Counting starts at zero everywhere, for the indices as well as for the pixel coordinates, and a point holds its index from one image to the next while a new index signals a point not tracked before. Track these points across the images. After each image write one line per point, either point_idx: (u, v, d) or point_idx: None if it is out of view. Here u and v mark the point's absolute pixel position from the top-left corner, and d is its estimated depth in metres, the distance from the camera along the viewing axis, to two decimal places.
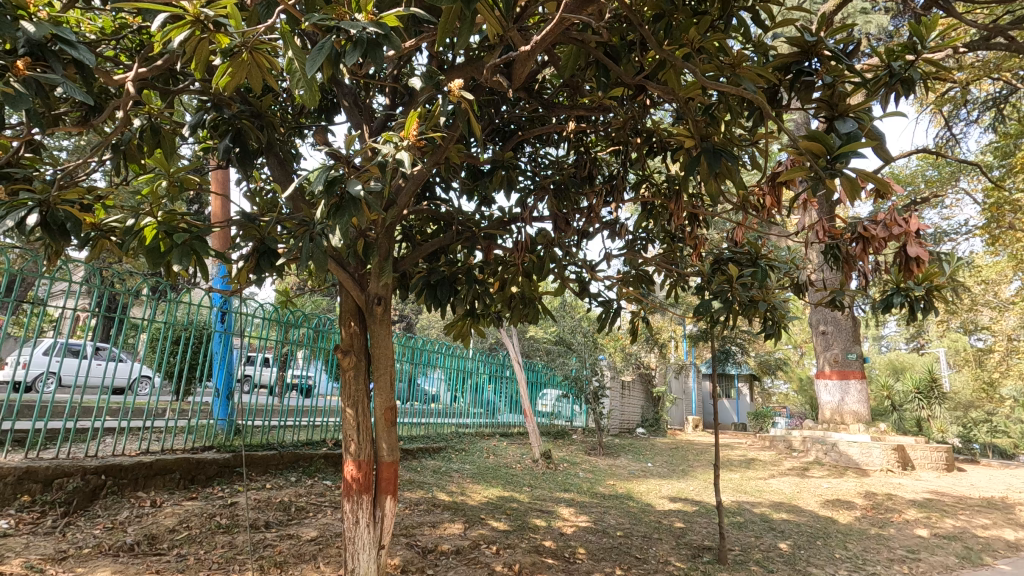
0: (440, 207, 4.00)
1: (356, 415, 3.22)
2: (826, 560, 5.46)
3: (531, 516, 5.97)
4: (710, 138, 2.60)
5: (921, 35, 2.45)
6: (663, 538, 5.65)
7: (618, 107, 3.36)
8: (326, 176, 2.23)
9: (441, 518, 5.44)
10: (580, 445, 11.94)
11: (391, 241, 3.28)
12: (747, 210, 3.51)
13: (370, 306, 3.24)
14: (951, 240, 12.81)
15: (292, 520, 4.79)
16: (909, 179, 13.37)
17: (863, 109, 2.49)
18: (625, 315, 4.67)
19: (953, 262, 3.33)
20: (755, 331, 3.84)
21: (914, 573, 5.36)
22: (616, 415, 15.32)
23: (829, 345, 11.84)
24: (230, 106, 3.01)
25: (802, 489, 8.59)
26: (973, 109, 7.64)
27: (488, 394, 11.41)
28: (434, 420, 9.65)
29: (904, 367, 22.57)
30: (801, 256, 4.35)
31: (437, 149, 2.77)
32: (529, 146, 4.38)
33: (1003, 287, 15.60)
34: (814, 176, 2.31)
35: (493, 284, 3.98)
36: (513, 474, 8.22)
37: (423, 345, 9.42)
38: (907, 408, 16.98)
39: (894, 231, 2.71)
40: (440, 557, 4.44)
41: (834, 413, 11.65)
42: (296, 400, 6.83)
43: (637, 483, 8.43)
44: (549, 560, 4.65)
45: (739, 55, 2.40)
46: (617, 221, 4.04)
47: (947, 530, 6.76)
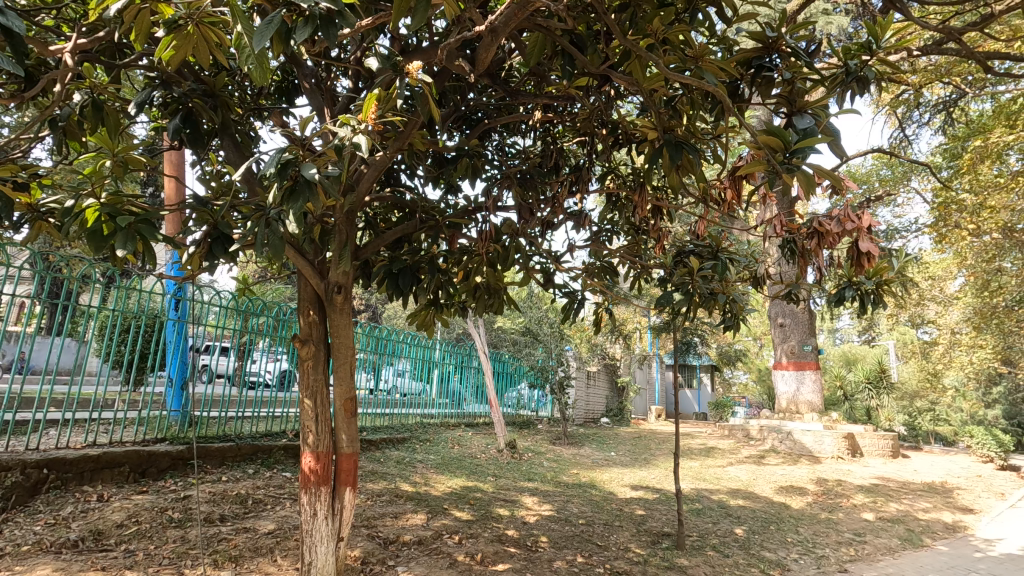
0: (404, 194, 3.93)
1: (315, 405, 3.13)
2: (778, 545, 5.65)
3: (495, 506, 5.99)
4: (672, 132, 2.59)
5: (876, 35, 2.51)
6: (624, 526, 5.75)
7: (584, 97, 3.33)
8: (277, 158, 2.13)
9: (403, 509, 5.41)
10: (545, 435, 12.05)
11: (352, 227, 3.17)
12: (709, 203, 3.55)
13: (329, 295, 3.15)
14: (902, 237, 13.36)
15: (249, 513, 4.68)
16: (864, 177, 13.85)
17: (819, 105, 2.53)
18: (590, 305, 4.70)
19: (902, 257, 3.43)
20: (714, 322, 3.90)
21: (859, 555, 5.61)
22: (581, 405, 15.51)
23: (786, 337, 12.19)
24: (180, 83, 2.83)
25: (757, 476, 8.89)
26: (925, 112, 7.93)
27: (454, 384, 11.38)
28: (399, 410, 9.56)
29: (856, 359, 23.53)
30: (762, 251, 4.44)
31: (400, 135, 2.70)
32: (496, 135, 4.35)
33: (947, 282, 16.37)
34: (772, 171, 2.33)
35: (457, 274, 3.92)
36: (477, 463, 8.23)
37: (388, 335, 9.29)
38: (857, 398, 17.75)
39: (847, 226, 2.80)
40: (402, 548, 4.41)
41: (789, 403, 12.04)
42: (255, 391, 6.64)
43: (599, 472, 8.57)
44: (511, 549, 4.67)
45: (701, 47, 2.39)
46: (582, 212, 4.04)
47: (891, 513, 7.09)
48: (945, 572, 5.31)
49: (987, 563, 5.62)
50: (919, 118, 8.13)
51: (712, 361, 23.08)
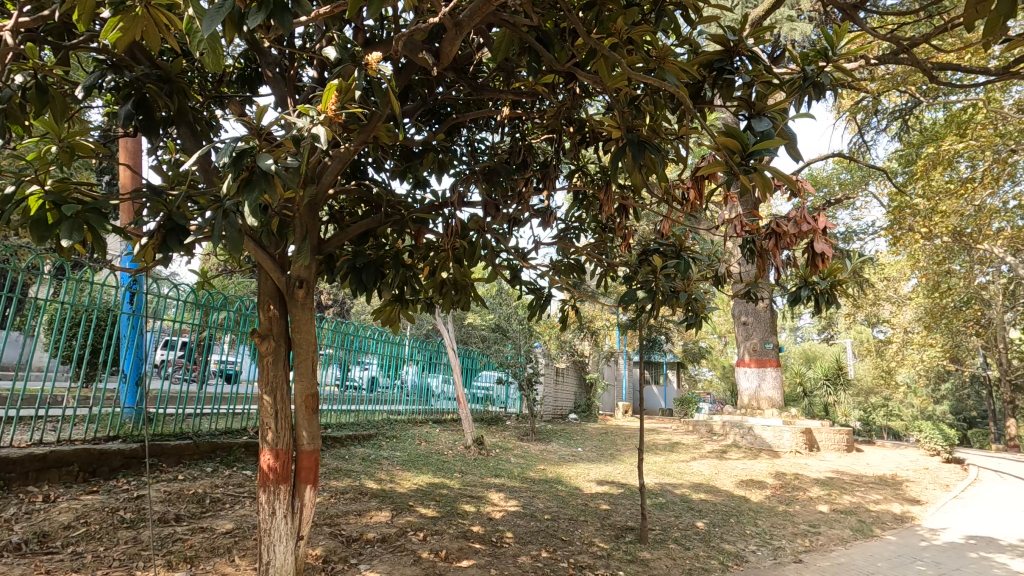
0: (370, 188, 3.88)
1: (274, 402, 3.06)
2: (737, 537, 5.80)
3: (461, 502, 5.97)
4: (635, 132, 2.62)
5: (831, 43, 2.58)
6: (588, 520, 5.81)
7: (551, 95, 3.33)
8: (232, 148, 2.08)
9: (367, 506, 5.34)
10: (513, 431, 12.08)
11: (315, 220, 3.11)
12: (672, 202, 3.59)
13: (291, 289, 3.08)
14: (859, 240, 13.83)
15: (206, 512, 4.56)
16: (825, 180, 14.28)
17: (778, 109, 2.58)
18: (556, 302, 4.72)
19: (855, 257, 3.55)
20: (676, 320, 3.96)
21: (814, 546, 5.80)
22: (548, 401, 15.60)
23: (749, 335, 12.49)
24: (133, 68, 2.72)
25: (720, 470, 9.09)
26: (882, 119, 8.20)
27: (422, 380, 11.29)
28: (365, 407, 9.44)
29: (815, 357, 24.30)
30: (724, 251, 4.53)
31: (363, 128, 2.65)
32: (465, 130, 4.33)
33: (902, 283, 17.05)
34: (730, 172, 2.37)
35: (423, 269, 3.88)
36: (444, 460, 8.19)
37: (356, 331, 9.14)
38: (816, 394, 18.34)
39: (804, 228, 2.89)
40: (365, 545, 4.36)
41: (751, 399, 12.34)
42: (214, 388, 6.46)
43: (565, 468, 8.63)
44: (476, 545, 4.67)
45: (664, 47, 2.41)
46: (549, 209, 4.05)
47: (844, 505, 7.36)
48: (892, 560, 5.55)
49: (932, 551, 5.89)
50: (876, 124, 8.42)
51: (678, 358, 23.51)
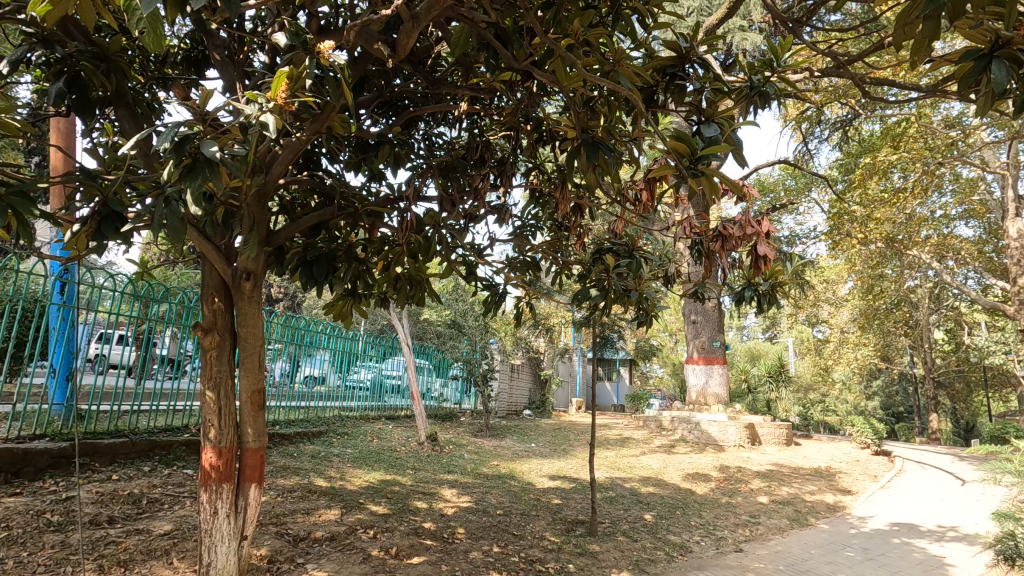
0: (323, 179, 3.79)
1: (217, 398, 2.95)
2: (682, 528, 6.01)
3: (413, 499, 5.92)
4: (590, 132, 2.66)
5: (775, 55, 2.69)
6: (540, 515, 5.89)
7: (509, 92, 3.34)
8: (173, 132, 1.99)
9: (316, 504, 5.23)
10: (467, 428, 12.07)
11: (264, 210, 3.02)
12: (625, 203, 3.67)
13: (237, 281, 2.98)
14: (802, 244, 14.51)
15: (143, 513, 4.36)
16: (771, 186, 14.90)
17: (726, 117, 2.67)
18: (511, 299, 4.74)
19: (795, 260, 3.72)
20: (627, 318, 4.05)
21: (753, 535, 6.08)
22: (503, 397, 15.68)
23: (697, 333, 12.90)
24: (65, 43, 2.55)
25: (667, 464, 9.37)
26: (824, 129, 8.61)
27: (374, 376, 11.12)
28: (316, 404, 9.25)
29: (759, 355, 25.33)
30: (674, 251, 4.66)
31: (317, 118, 2.58)
32: (422, 124, 4.30)
33: (839, 286, 18.01)
34: (679, 175, 2.44)
35: (376, 264, 3.83)
36: (397, 457, 8.11)
37: (307, 326, 8.92)
38: (759, 390, 19.16)
39: (748, 231, 3.02)
40: (313, 544, 4.27)
41: (699, 395, 12.76)
42: (153, 383, 6.17)
43: (519, 463, 8.70)
44: (428, 541, 4.66)
45: (619, 50, 2.45)
46: (505, 206, 4.06)
47: (782, 496, 7.73)
48: (824, 547, 5.88)
49: (860, 538, 6.27)
50: (819, 134, 8.84)
51: (630, 354, 24.07)
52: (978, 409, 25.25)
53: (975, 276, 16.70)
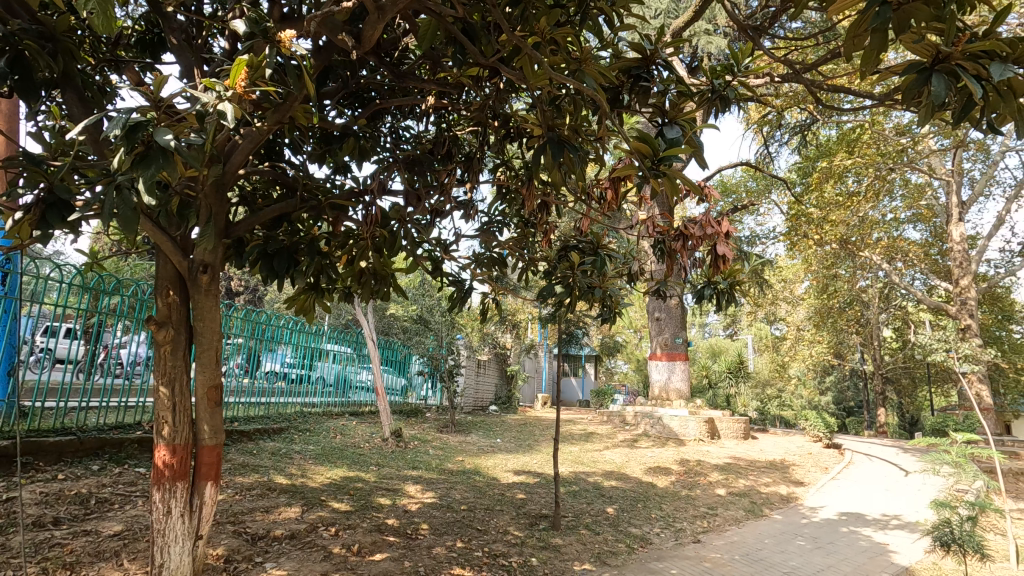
0: (286, 171, 3.71)
1: (172, 395, 2.86)
2: (643, 521, 6.14)
3: (376, 496, 5.87)
4: (556, 130, 2.68)
5: (735, 60, 2.77)
6: (504, 509, 5.92)
7: (476, 88, 3.34)
8: (124, 118, 1.91)
9: (276, 502, 5.13)
10: (432, 423, 12.02)
11: (223, 202, 2.93)
12: (590, 201, 3.72)
13: (193, 274, 2.91)
14: (762, 244, 14.96)
15: (91, 514, 4.19)
16: (733, 187, 15.28)
17: (688, 119, 2.73)
18: (477, 295, 4.75)
19: (752, 260, 3.84)
20: (591, 315, 4.10)
21: (711, 526, 6.27)
22: (469, 392, 15.67)
23: (661, 330, 13.15)
24: (8, 22, 2.41)
25: (630, 458, 9.55)
26: (784, 133, 8.88)
27: (339, 372, 10.95)
28: (277, 400, 9.06)
29: (720, 351, 26.02)
30: (638, 249, 4.74)
31: (278, 108, 2.52)
32: (389, 117, 4.25)
33: (796, 285, 18.65)
34: (641, 175, 2.49)
35: (340, 258, 3.77)
36: (360, 453, 8.02)
37: (269, 320, 8.72)
38: (719, 386, 19.69)
39: (708, 231, 3.11)
40: (272, 543, 4.19)
41: (661, 390, 13.02)
42: (104, 378, 5.93)
43: (484, 459, 8.72)
44: (391, 538, 4.63)
45: (585, 50, 2.48)
46: (472, 201, 4.06)
47: (739, 488, 7.99)
48: (777, 537, 6.11)
49: (810, 527, 6.54)
50: (780, 137, 9.09)
51: (596, 351, 24.37)
52: (921, 403, 26.59)
53: (921, 277, 17.54)
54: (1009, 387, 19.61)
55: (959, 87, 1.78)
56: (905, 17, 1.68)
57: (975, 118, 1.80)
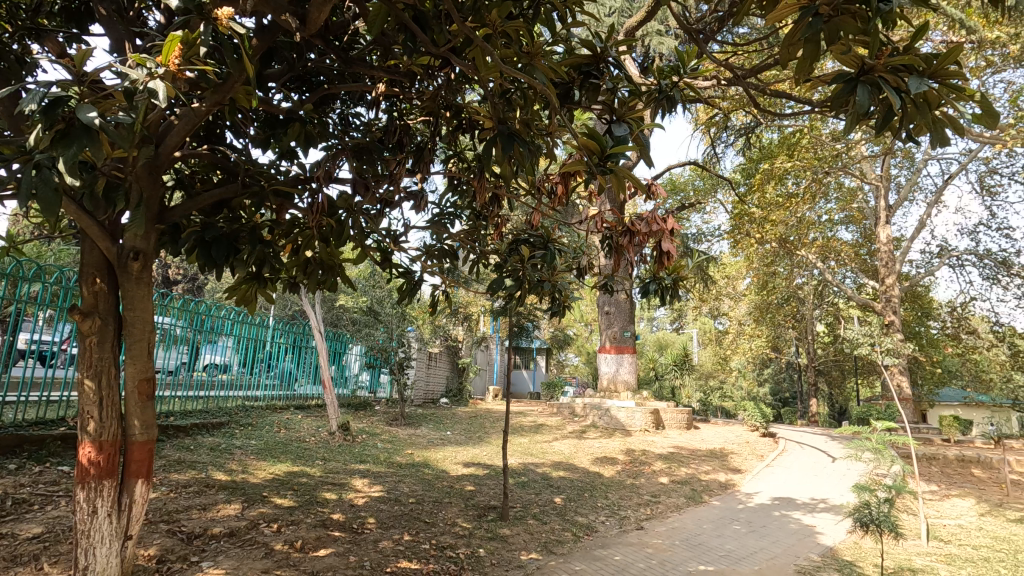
0: (226, 155, 3.55)
1: (98, 388, 2.69)
2: (590, 509, 6.29)
3: (321, 490, 5.75)
4: (507, 124, 2.68)
5: (681, 61, 2.84)
6: (453, 502, 5.92)
7: (428, 77, 3.29)
8: (42, 92, 1.77)
9: (214, 499, 4.94)
10: (381, 416, 11.86)
11: (156, 185, 2.77)
12: (540, 195, 3.74)
13: (123, 260, 2.71)
14: (707, 241, 15.49)
15: (6, 516, 3.91)
16: (682, 186, 15.74)
17: (636, 117, 2.79)
18: (427, 286, 4.70)
19: (695, 257, 3.97)
20: (539, 309, 4.13)
21: (653, 513, 6.49)
22: (420, 385, 15.56)
23: (610, 324, 13.40)
24: None
25: (578, 449, 9.74)
26: (730, 135, 9.20)
27: (284, 364, 10.61)
28: (218, 393, 8.73)
29: (667, 345, 26.84)
30: (588, 243, 4.80)
31: (218, 88, 2.40)
32: (338, 103, 4.15)
33: (738, 281, 19.43)
34: (589, 171, 2.52)
35: (284, 246, 3.64)
36: (305, 447, 7.82)
37: (209, 310, 8.36)
38: (665, 378, 20.32)
39: (653, 228, 3.19)
40: (209, 541, 4.04)
41: (610, 382, 13.30)
42: (23, 371, 5.54)
43: (433, 451, 8.68)
44: (336, 532, 4.55)
45: (536, 45, 2.50)
46: (422, 192, 4.00)
47: (681, 476, 8.30)
48: (714, 522, 6.40)
49: (745, 512, 6.88)
50: (726, 139, 9.41)
51: (548, 343, 24.65)
52: (849, 394, 28.33)
53: (851, 276, 18.62)
54: (926, 378, 21.19)
55: (880, 99, 1.90)
56: (834, 29, 1.78)
57: (893, 127, 1.92)
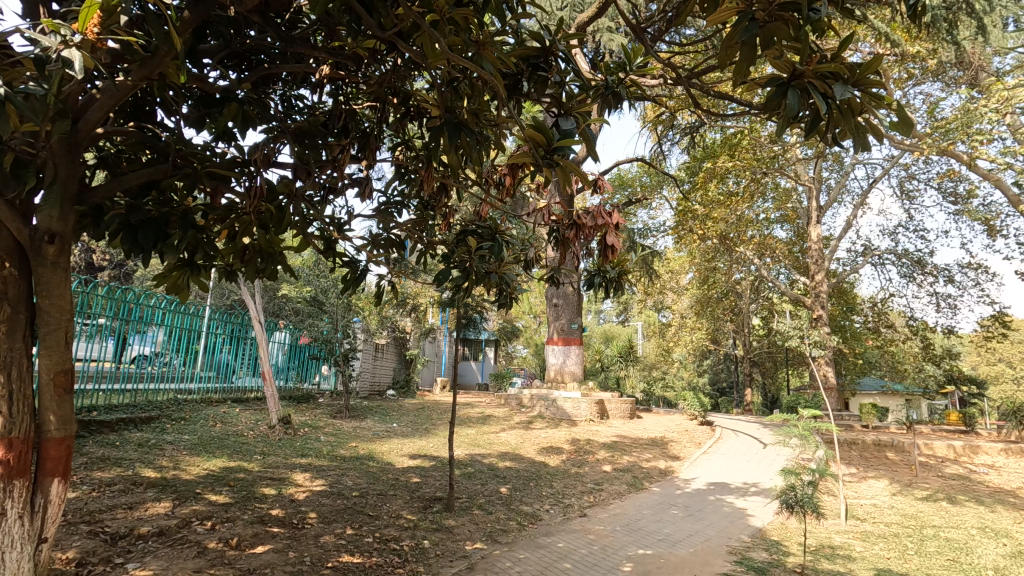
0: (155, 134, 3.33)
1: (7, 382, 2.48)
2: (535, 499, 6.38)
3: (259, 486, 5.55)
4: (454, 113, 2.64)
5: (627, 59, 2.89)
6: (398, 494, 5.87)
7: (373, 60, 3.19)
8: None
9: (142, 498, 4.68)
10: (325, 409, 11.59)
11: (75, 162, 2.56)
12: (488, 186, 3.73)
13: (36, 245, 2.50)
14: (652, 236, 15.91)
15: None
16: (629, 182, 16.09)
17: (583, 111, 2.82)
18: (372, 276, 4.60)
19: (638, 251, 4.06)
20: (486, 300, 4.12)
21: (596, 501, 6.66)
22: (365, 377, 15.28)
23: (558, 316, 13.57)
24: None
25: (524, 439, 9.85)
26: (675, 133, 9.43)
27: (220, 356, 10.16)
28: (148, 386, 8.29)
29: (613, 337, 27.51)
30: (536, 236, 4.82)
31: (146, 61, 2.25)
32: (279, 84, 3.98)
33: (681, 276, 20.11)
34: (535, 164, 2.52)
35: (219, 233, 3.45)
36: (243, 442, 7.53)
37: (139, 299, 7.90)
38: (611, 369, 20.82)
39: (598, 222, 3.24)
40: (136, 542, 3.82)
41: (556, 373, 13.49)
42: None
43: (378, 444, 8.56)
44: (274, 529, 4.42)
45: (484, 34, 2.46)
46: (367, 180, 3.90)
47: (623, 464, 8.54)
48: (654, 507, 6.64)
49: (683, 497, 7.16)
50: (672, 137, 9.68)
51: (496, 335, 24.76)
52: (780, 384, 29.98)
53: (785, 273, 19.62)
54: (849, 369, 22.69)
55: (808, 104, 2.01)
56: (768, 34, 1.90)
57: (821, 131, 2.03)
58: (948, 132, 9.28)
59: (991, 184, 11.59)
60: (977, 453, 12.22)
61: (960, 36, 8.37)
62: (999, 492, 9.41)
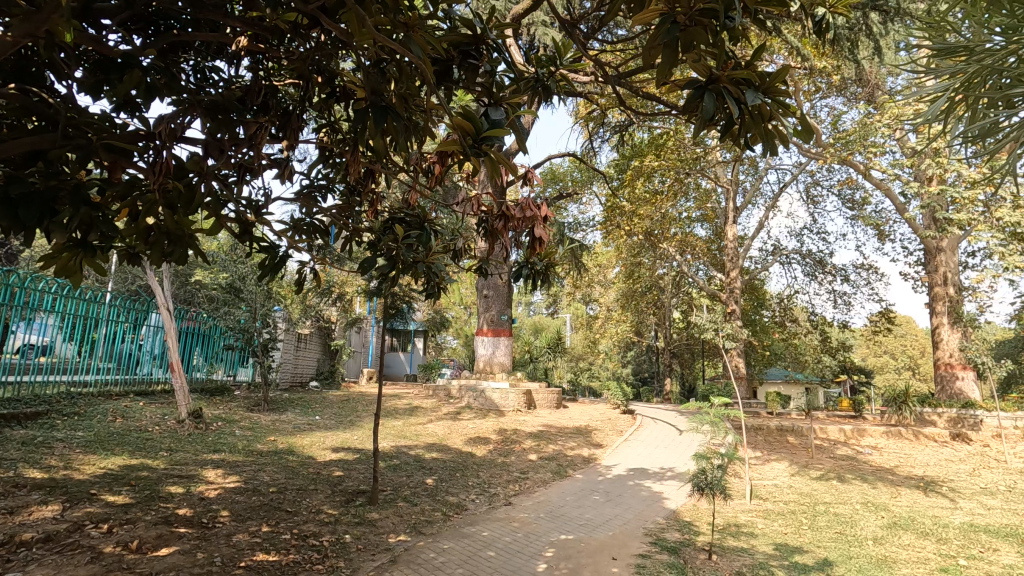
0: (43, 100, 2.98)
1: None
2: (460, 489, 6.39)
3: (166, 484, 5.19)
4: (381, 97, 2.56)
5: (558, 54, 2.94)
6: (318, 489, 5.68)
7: (295, 35, 3.03)
8: None
9: (25, 501, 4.24)
10: (241, 402, 11.00)
11: None
12: (416, 174, 3.65)
13: None
14: (582, 231, 16.27)
15: None
16: (560, 175, 16.34)
17: (513, 103, 2.81)
18: (293, 262, 4.39)
19: (564, 244, 4.12)
20: (412, 290, 4.03)
21: (521, 490, 6.76)
22: (287, 368, 14.66)
23: (488, 307, 13.61)
24: None
25: (452, 430, 9.82)
26: (604, 131, 9.65)
27: (122, 345, 9.36)
28: (36, 378, 7.54)
29: (541, 329, 27.99)
30: (466, 226, 4.79)
31: (29, 15, 2.00)
32: (192, 54, 3.69)
33: (608, 270, 20.76)
34: (463, 153, 2.48)
35: (118, 211, 3.14)
36: (147, 438, 7.00)
37: (25, 283, 7.14)
38: (539, 360, 21.18)
39: (527, 214, 3.25)
40: (17, 550, 3.47)
41: (485, 364, 13.49)
42: None
43: (299, 437, 8.25)
44: (181, 529, 4.15)
45: (414, 15, 2.38)
46: (288, 161, 3.71)
47: (548, 453, 8.73)
48: (577, 494, 6.84)
49: (604, 484, 7.42)
50: (602, 134, 9.92)
51: (426, 326, 24.51)
52: (697, 374, 31.78)
53: (703, 269, 20.73)
54: (757, 360, 24.39)
55: (723, 108, 2.10)
56: (688, 38, 1.93)
57: (734, 134, 2.14)
58: (848, 143, 10.10)
59: (882, 192, 12.78)
60: (864, 436, 13.55)
61: (860, 55, 9.13)
62: (880, 470, 10.49)
